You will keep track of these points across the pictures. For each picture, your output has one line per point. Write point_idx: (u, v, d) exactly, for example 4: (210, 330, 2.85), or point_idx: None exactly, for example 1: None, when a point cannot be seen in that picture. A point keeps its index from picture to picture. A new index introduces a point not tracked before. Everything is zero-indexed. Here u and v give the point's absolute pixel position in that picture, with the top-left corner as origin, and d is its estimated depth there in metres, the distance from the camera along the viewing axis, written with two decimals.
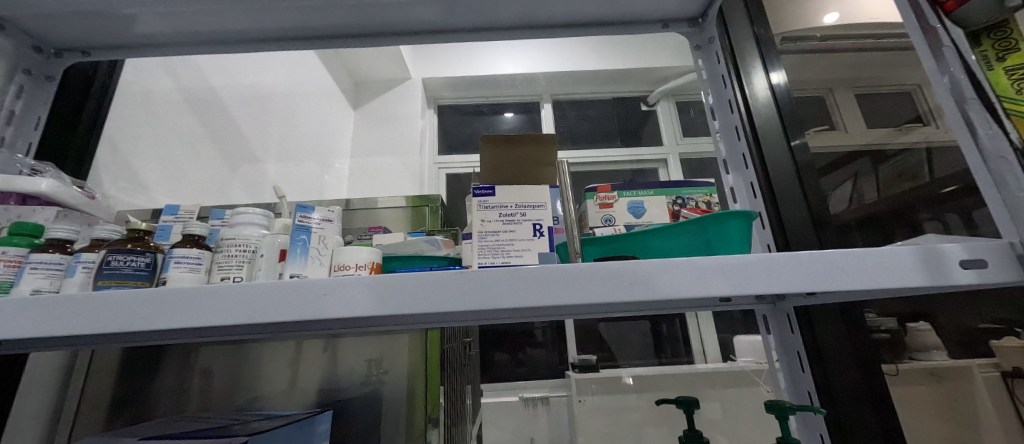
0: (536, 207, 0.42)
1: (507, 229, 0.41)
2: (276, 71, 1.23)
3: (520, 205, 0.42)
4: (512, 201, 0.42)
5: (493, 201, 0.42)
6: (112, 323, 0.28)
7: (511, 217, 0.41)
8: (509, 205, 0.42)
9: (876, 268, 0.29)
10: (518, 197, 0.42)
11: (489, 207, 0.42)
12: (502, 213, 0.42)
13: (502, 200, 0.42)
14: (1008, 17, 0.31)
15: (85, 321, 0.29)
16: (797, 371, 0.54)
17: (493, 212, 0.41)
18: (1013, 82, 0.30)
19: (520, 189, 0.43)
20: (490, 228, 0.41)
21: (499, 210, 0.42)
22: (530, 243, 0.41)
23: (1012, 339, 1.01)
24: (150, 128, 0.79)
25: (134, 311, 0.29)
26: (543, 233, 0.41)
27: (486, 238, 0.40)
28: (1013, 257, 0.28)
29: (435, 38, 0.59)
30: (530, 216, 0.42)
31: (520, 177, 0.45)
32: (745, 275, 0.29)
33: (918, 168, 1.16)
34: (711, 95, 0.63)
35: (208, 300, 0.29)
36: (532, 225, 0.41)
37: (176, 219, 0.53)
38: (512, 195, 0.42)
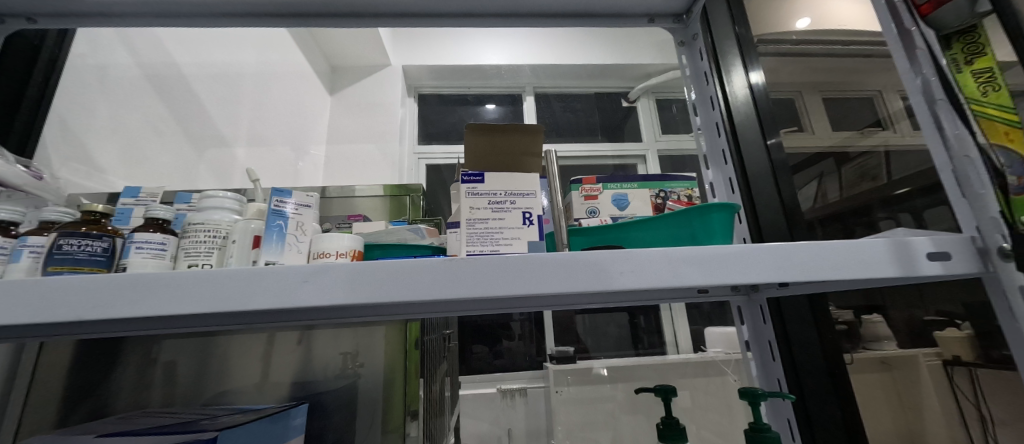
0: (525, 195, 0.42)
1: (495, 217, 0.40)
2: (245, 50, 1.16)
3: (510, 193, 0.41)
4: (502, 188, 0.42)
5: (483, 188, 0.41)
6: (66, 312, 0.26)
7: (500, 206, 0.41)
8: (498, 194, 0.41)
9: (850, 260, 0.30)
10: (507, 186, 0.42)
11: (478, 194, 0.41)
12: (491, 200, 0.41)
13: (492, 187, 0.41)
14: (978, 22, 0.32)
15: (34, 309, 0.26)
16: (768, 360, 0.57)
17: (483, 200, 0.41)
18: (980, 86, 0.31)
19: (510, 177, 0.42)
20: (479, 215, 0.40)
21: (489, 197, 0.41)
22: (519, 231, 0.40)
23: (953, 330, 1.06)
24: (105, 105, 0.73)
25: (90, 298, 0.27)
26: (531, 222, 0.41)
27: (475, 226, 0.40)
28: (974, 250, 0.30)
29: (420, 22, 0.58)
30: (518, 205, 0.41)
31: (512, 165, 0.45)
32: (728, 264, 0.30)
33: (877, 170, 1.22)
34: (694, 91, 0.64)
35: (170, 287, 0.27)
36: (520, 214, 0.41)
37: (136, 202, 0.50)
38: (501, 183, 0.42)
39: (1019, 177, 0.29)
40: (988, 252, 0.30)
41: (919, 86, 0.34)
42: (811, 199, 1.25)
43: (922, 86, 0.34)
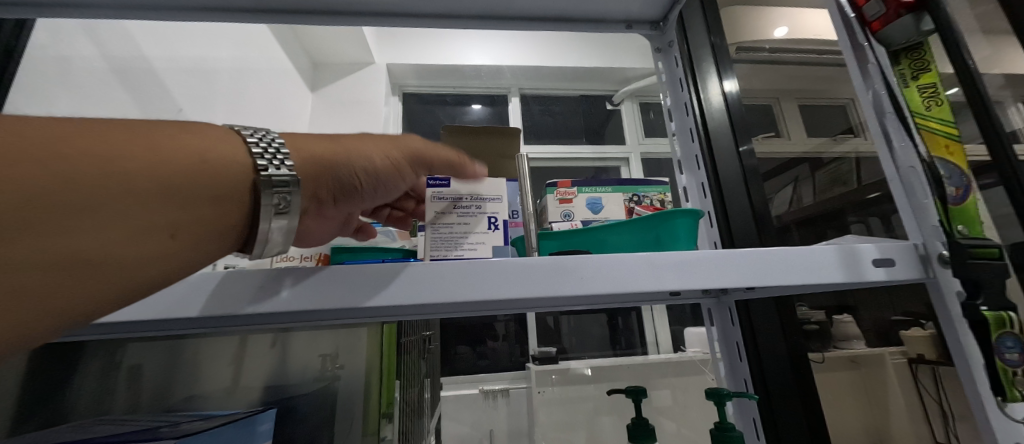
0: (491, 200, 0.42)
1: (460, 223, 0.40)
2: (221, 44, 1.13)
3: (477, 198, 0.42)
4: (468, 193, 0.41)
5: (448, 192, 0.41)
6: None
7: (467, 210, 0.41)
8: (464, 197, 0.41)
9: (804, 265, 0.32)
10: (474, 190, 0.42)
11: (443, 198, 0.41)
12: (456, 203, 0.41)
13: (458, 190, 0.41)
14: (923, 40, 0.34)
15: None
16: (736, 360, 0.58)
17: (447, 204, 0.41)
18: (924, 99, 0.33)
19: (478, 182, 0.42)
20: (443, 220, 0.40)
21: (455, 201, 0.41)
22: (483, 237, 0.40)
23: (919, 329, 1.21)
24: (68, 98, 0.71)
25: None
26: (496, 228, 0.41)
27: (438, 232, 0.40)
28: (916, 256, 0.33)
29: (397, 22, 0.57)
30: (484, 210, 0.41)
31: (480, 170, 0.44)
32: (694, 268, 0.32)
33: (848, 176, 1.31)
34: (670, 98, 0.65)
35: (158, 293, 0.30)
36: (486, 220, 0.41)
37: None
38: (468, 187, 0.42)
39: (957, 188, 0.31)
40: (930, 258, 0.33)
41: (871, 100, 0.37)
42: (786, 202, 1.30)
43: (874, 101, 0.37)
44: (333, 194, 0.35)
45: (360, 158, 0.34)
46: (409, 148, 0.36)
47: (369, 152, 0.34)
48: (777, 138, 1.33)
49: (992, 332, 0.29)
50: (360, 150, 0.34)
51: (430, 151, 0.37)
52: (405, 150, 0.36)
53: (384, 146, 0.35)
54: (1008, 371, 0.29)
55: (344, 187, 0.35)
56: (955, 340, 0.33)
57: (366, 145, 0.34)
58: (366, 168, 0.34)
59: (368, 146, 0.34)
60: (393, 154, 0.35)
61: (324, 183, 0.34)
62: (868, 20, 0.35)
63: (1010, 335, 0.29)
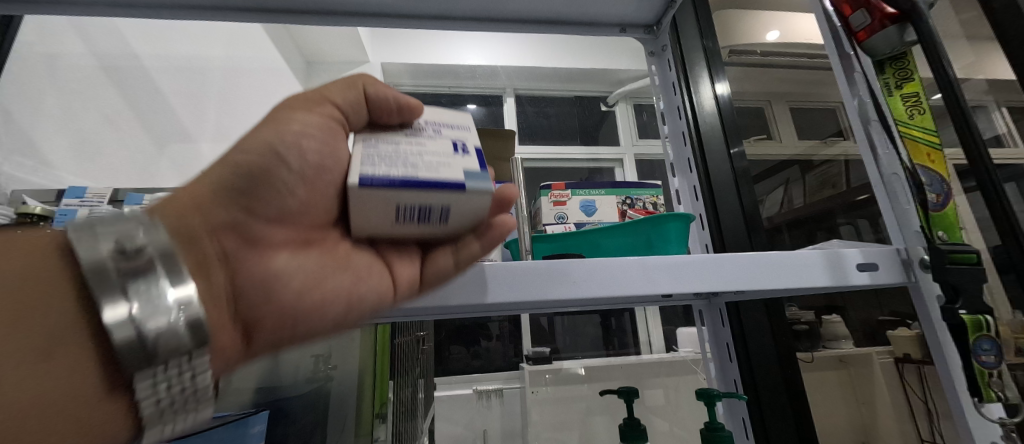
0: (448, 150, 0.28)
1: (400, 171, 0.26)
2: (214, 42, 1.12)
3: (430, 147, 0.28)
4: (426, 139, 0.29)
5: (392, 140, 0.29)
6: None
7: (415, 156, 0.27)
8: (415, 149, 0.28)
9: (788, 269, 0.33)
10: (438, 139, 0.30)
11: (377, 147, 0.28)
12: (393, 153, 0.27)
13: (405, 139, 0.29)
14: (907, 49, 0.35)
15: None
16: (725, 361, 0.60)
17: (384, 153, 0.27)
18: (908, 108, 0.35)
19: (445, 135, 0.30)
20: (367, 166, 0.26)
21: (396, 151, 0.27)
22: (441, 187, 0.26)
23: (906, 329, 1.23)
24: (55, 93, 0.71)
25: None
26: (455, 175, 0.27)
27: (364, 175, 0.25)
28: (898, 261, 0.34)
29: (393, 23, 0.58)
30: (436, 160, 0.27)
31: (455, 124, 0.32)
32: (684, 272, 0.33)
33: (838, 178, 1.32)
34: (662, 101, 0.66)
35: None
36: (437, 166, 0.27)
37: (81, 203, 0.53)
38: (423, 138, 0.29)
39: (937, 195, 0.32)
40: (911, 262, 0.34)
41: (855, 106, 0.38)
42: (777, 204, 1.37)
43: (858, 107, 0.38)
44: (248, 201, 0.28)
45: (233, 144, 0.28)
46: (290, 106, 0.30)
47: (252, 131, 0.28)
48: (767, 141, 1.37)
49: (970, 335, 0.31)
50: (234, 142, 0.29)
51: (320, 92, 0.31)
52: (293, 104, 0.29)
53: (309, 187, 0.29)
54: (984, 373, 0.30)
55: (259, 185, 0.28)
56: (934, 341, 0.34)
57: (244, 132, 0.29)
58: (248, 140, 0.28)
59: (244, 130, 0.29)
60: (280, 118, 0.29)
61: (222, 204, 0.27)
62: (855, 30, 0.36)
63: (986, 338, 0.30)
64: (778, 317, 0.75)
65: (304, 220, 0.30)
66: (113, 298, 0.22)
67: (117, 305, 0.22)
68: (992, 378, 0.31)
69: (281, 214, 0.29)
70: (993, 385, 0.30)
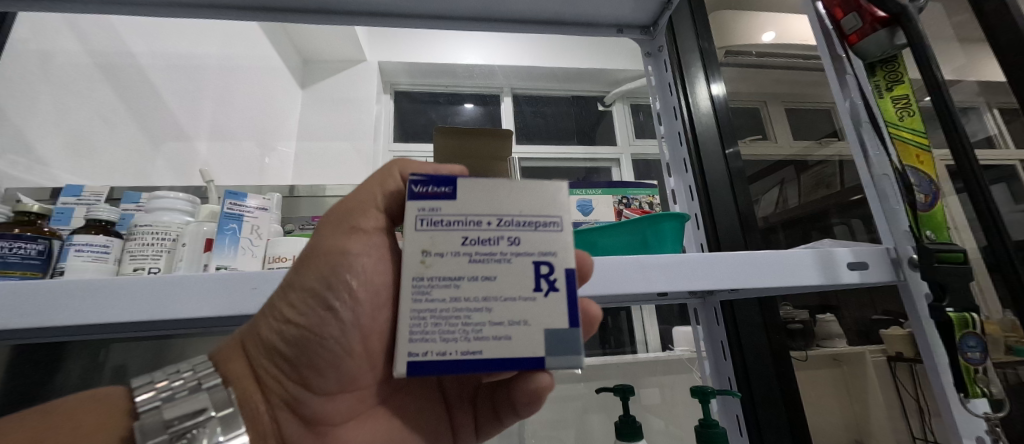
0: (522, 288, 0.27)
1: (458, 346, 0.26)
2: (209, 39, 1.11)
3: (499, 273, 0.27)
4: (497, 250, 0.27)
5: (455, 248, 0.27)
6: (52, 316, 0.31)
7: (478, 301, 0.26)
8: (479, 276, 0.26)
9: (780, 268, 0.34)
10: (510, 247, 0.27)
11: (437, 271, 0.26)
12: (454, 289, 0.26)
13: (470, 244, 0.27)
14: (897, 53, 0.36)
15: (24, 314, 0.30)
16: (720, 358, 0.61)
17: (442, 290, 0.26)
18: (897, 109, 0.36)
19: (517, 236, 0.27)
20: (423, 322, 0.26)
21: (457, 285, 0.26)
22: (499, 358, 0.26)
23: (898, 328, 1.29)
24: (49, 87, 0.71)
25: (67, 304, 0.31)
26: (517, 344, 0.26)
27: (414, 360, 0.25)
28: (888, 260, 0.35)
29: (391, 23, 0.58)
30: (499, 312, 0.26)
31: (535, 207, 0.28)
32: (679, 271, 0.34)
33: (832, 178, 1.35)
34: (659, 101, 0.67)
35: (174, 293, 0.32)
36: (498, 331, 0.26)
37: (78, 201, 0.53)
38: (492, 243, 0.27)
39: (926, 195, 0.33)
40: (901, 261, 0.35)
41: (848, 109, 0.39)
42: (773, 204, 1.37)
43: (850, 109, 0.39)
44: (300, 375, 0.30)
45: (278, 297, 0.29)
46: (329, 240, 0.29)
47: (298, 276, 0.29)
48: (763, 141, 1.38)
49: (957, 332, 0.32)
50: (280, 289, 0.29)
51: (360, 211, 0.30)
52: (330, 244, 0.29)
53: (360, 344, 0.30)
54: (970, 369, 0.31)
55: (307, 361, 0.29)
56: (922, 339, 0.35)
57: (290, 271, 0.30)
58: (293, 298, 0.29)
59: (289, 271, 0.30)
60: (322, 267, 0.29)
61: (281, 379, 0.30)
62: (846, 33, 0.37)
63: (973, 335, 0.31)
64: (771, 315, 0.76)
65: (359, 382, 0.31)
66: (157, 426, 0.26)
67: (160, 430, 0.26)
68: (978, 373, 0.32)
69: (334, 387, 0.30)
70: (978, 380, 0.32)
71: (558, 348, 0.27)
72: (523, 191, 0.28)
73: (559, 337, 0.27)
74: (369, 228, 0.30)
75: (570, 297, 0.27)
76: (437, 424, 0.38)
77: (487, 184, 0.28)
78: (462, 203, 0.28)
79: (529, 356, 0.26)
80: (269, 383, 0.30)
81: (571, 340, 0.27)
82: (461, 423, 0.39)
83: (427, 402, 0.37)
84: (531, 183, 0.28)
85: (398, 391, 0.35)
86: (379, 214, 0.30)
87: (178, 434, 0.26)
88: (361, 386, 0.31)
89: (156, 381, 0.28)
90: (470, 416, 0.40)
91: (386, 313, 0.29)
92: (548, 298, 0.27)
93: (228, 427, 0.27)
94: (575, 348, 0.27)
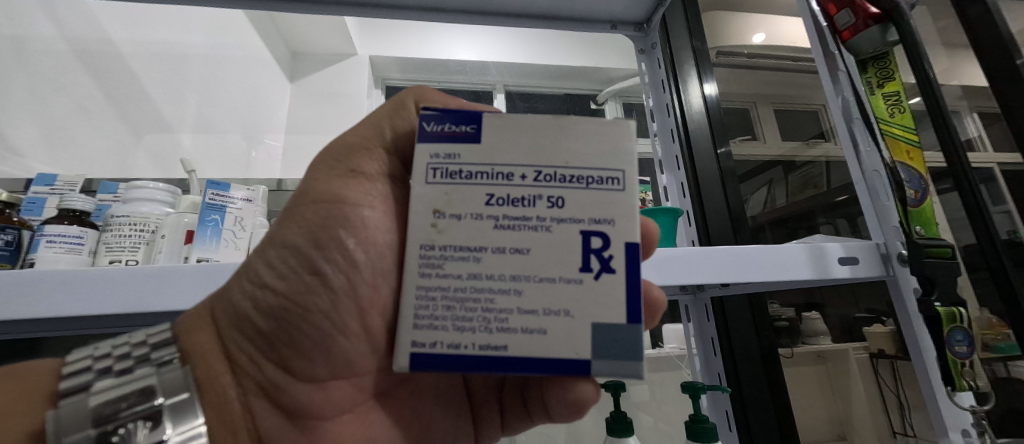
0: (568, 269, 0.25)
1: (475, 339, 0.25)
2: (192, 29, 1.07)
3: (533, 245, 0.25)
4: (531, 216, 0.25)
5: (478, 210, 0.26)
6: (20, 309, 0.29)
7: (504, 282, 0.25)
8: (508, 248, 0.25)
9: (775, 263, 0.34)
10: (549, 212, 0.26)
11: (452, 238, 0.25)
12: (474, 263, 0.25)
13: (496, 205, 0.26)
14: (889, 50, 0.37)
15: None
16: (710, 355, 0.61)
17: (457, 263, 0.25)
18: (888, 106, 0.37)
19: (559, 198, 0.26)
20: (435, 306, 0.25)
21: (477, 258, 0.25)
22: (527, 352, 0.25)
23: (880, 325, 1.34)
24: (23, 76, 0.68)
25: (37, 295, 0.30)
26: (553, 340, 0.25)
27: (419, 351, 0.25)
28: (878, 256, 0.36)
29: (382, 15, 0.57)
30: (529, 296, 0.25)
31: (587, 165, 0.26)
32: (670, 267, 0.34)
33: (819, 179, 1.38)
34: (652, 99, 0.66)
35: (163, 288, 0.31)
36: (530, 324, 0.25)
37: (51, 191, 0.51)
38: (525, 205, 0.26)
39: (915, 191, 0.34)
40: (890, 257, 0.36)
41: (840, 106, 0.40)
42: (761, 204, 1.38)
43: (843, 106, 0.39)
44: (282, 357, 0.29)
45: (260, 260, 0.28)
46: (322, 193, 0.28)
47: (287, 232, 0.28)
48: (752, 142, 1.40)
49: (945, 327, 0.32)
50: (262, 249, 0.29)
51: (360, 158, 0.30)
52: (322, 194, 0.28)
53: (352, 327, 0.28)
54: (957, 362, 0.32)
55: (288, 338, 0.28)
56: (909, 334, 0.35)
57: (273, 231, 0.29)
58: (279, 261, 0.28)
59: (272, 230, 0.29)
60: (310, 226, 0.28)
61: (266, 359, 0.29)
62: (839, 29, 0.38)
63: (960, 329, 0.32)
64: (761, 312, 0.77)
65: (353, 368, 0.30)
66: (81, 417, 0.24)
67: (84, 422, 0.24)
68: (964, 367, 0.32)
69: (325, 373, 0.29)
70: (965, 374, 0.32)
71: (605, 343, 0.25)
72: (574, 145, 0.27)
73: (614, 334, 0.25)
74: (368, 177, 0.29)
75: (628, 279, 0.26)
76: (456, 418, 0.38)
77: (528, 131, 0.27)
78: (489, 148, 0.27)
79: (569, 357, 0.25)
80: (245, 363, 0.29)
81: (633, 342, 0.25)
82: (485, 415, 0.39)
83: (443, 390, 0.38)
84: (584, 123, 0.27)
85: (397, 385, 0.34)
86: (379, 161, 0.30)
87: (105, 430, 0.24)
88: (353, 371, 0.30)
89: (140, 353, 0.28)
90: (495, 410, 0.40)
91: (383, 283, 0.28)
92: (599, 280, 0.26)
93: (172, 419, 0.25)
94: (636, 354, 0.25)
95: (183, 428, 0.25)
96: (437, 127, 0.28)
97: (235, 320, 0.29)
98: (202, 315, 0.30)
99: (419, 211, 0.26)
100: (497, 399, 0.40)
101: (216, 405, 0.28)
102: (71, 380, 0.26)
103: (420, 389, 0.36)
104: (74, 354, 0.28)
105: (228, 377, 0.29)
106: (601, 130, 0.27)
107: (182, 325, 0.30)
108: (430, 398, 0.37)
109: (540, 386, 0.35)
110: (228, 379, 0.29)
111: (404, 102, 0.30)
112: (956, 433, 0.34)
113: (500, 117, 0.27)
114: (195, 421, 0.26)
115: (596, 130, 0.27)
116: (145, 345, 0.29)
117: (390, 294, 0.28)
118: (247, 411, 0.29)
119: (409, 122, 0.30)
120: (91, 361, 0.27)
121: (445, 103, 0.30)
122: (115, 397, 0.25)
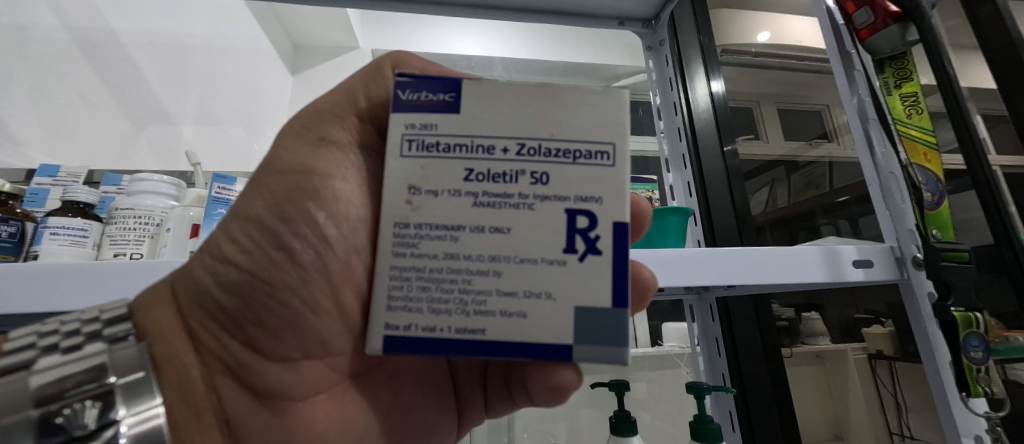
0: (551, 250, 0.25)
1: (451, 322, 0.24)
2: (194, 19, 1.04)
3: (513, 224, 0.25)
4: (513, 192, 0.25)
5: (455, 186, 0.25)
6: (46, 302, 0.31)
7: (482, 262, 0.25)
8: (487, 227, 0.25)
9: (785, 263, 0.35)
10: (532, 189, 0.25)
11: (427, 215, 0.25)
12: (451, 242, 0.25)
13: (475, 180, 0.25)
14: (907, 50, 0.40)
15: (17, 303, 0.30)
16: (715, 355, 0.61)
17: (434, 243, 0.25)
18: (906, 107, 0.39)
19: (544, 174, 0.25)
20: (408, 287, 0.25)
21: (454, 238, 0.25)
22: (505, 335, 0.24)
23: (879, 327, 1.36)
24: (24, 66, 0.69)
25: (68, 287, 0.31)
26: (533, 324, 0.25)
27: (393, 334, 0.25)
28: (893, 259, 0.38)
29: (384, 5, 0.56)
30: (508, 277, 0.25)
31: (575, 138, 0.26)
32: (675, 268, 0.34)
33: (822, 179, 1.38)
34: (658, 96, 0.65)
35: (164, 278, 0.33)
36: (508, 307, 0.24)
37: (54, 183, 0.51)
38: (507, 181, 0.25)
39: (932, 194, 0.37)
40: (905, 260, 0.38)
41: (854, 105, 0.42)
42: (761, 204, 1.37)
43: (858, 105, 0.41)
44: (247, 337, 0.28)
45: (223, 234, 0.28)
46: (289, 163, 0.28)
47: (254, 205, 0.28)
48: (755, 141, 1.37)
49: (960, 331, 0.35)
50: (225, 223, 0.28)
51: (331, 126, 0.29)
52: (295, 163, 0.28)
53: (318, 304, 0.28)
54: (972, 368, 0.35)
55: (252, 315, 0.28)
56: (922, 338, 0.38)
57: (238, 203, 0.28)
58: (242, 234, 0.27)
59: (236, 202, 0.28)
60: (276, 198, 0.27)
61: (232, 339, 0.28)
62: (858, 28, 0.40)
63: (975, 335, 0.35)
64: (765, 312, 0.77)
65: (324, 348, 0.29)
66: (19, 399, 0.23)
67: (24, 403, 0.23)
68: (980, 373, 0.35)
69: (294, 353, 0.29)
70: (980, 380, 0.35)
71: (588, 327, 0.25)
72: (561, 115, 0.26)
73: (599, 318, 0.25)
74: (339, 146, 0.29)
75: (613, 262, 0.25)
76: (440, 402, 0.38)
77: (519, 99, 0.26)
78: (468, 118, 0.26)
79: (552, 342, 0.24)
80: (208, 342, 0.29)
81: (620, 328, 0.25)
82: (468, 396, 0.40)
83: (424, 374, 0.37)
84: (574, 91, 0.26)
85: (372, 368, 0.34)
86: (350, 129, 0.29)
87: (48, 411, 0.23)
88: (327, 351, 0.30)
89: (93, 329, 0.27)
90: (479, 394, 0.40)
91: (357, 259, 0.28)
92: (583, 262, 0.25)
93: (122, 398, 0.25)
94: (625, 341, 0.25)
95: (139, 409, 0.25)
96: (413, 96, 0.27)
97: (196, 298, 0.28)
98: (161, 293, 0.30)
99: (394, 186, 0.25)
100: (480, 383, 0.40)
101: (177, 385, 0.28)
102: (14, 356, 0.25)
103: (399, 372, 0.35)
104: (18, 329, 0.27)
105: (190, 357, 0.29)
106: (594, 101, 0.26)
107: (139, 301, 0.30)
108: (411, 383, 0.36)
109: (523, 372, 0.34)
110: (190, 358, 0.29)
111: (379, 67, 0.29)
112: (969, 439, 0.36)
113: (477, 84, 0.26)
114: (153, 402, 0.25)
115: (586, 101, 0.26)
116: (98, 320, 0.28)
117: (364, 270, 0.28)
118: (211, 392, 0.29)
119: (384, 88, 0.29)
120: (37, 337, 0.27)
121: (425, 67, 0.29)
122: (58, 376, 0.24)
